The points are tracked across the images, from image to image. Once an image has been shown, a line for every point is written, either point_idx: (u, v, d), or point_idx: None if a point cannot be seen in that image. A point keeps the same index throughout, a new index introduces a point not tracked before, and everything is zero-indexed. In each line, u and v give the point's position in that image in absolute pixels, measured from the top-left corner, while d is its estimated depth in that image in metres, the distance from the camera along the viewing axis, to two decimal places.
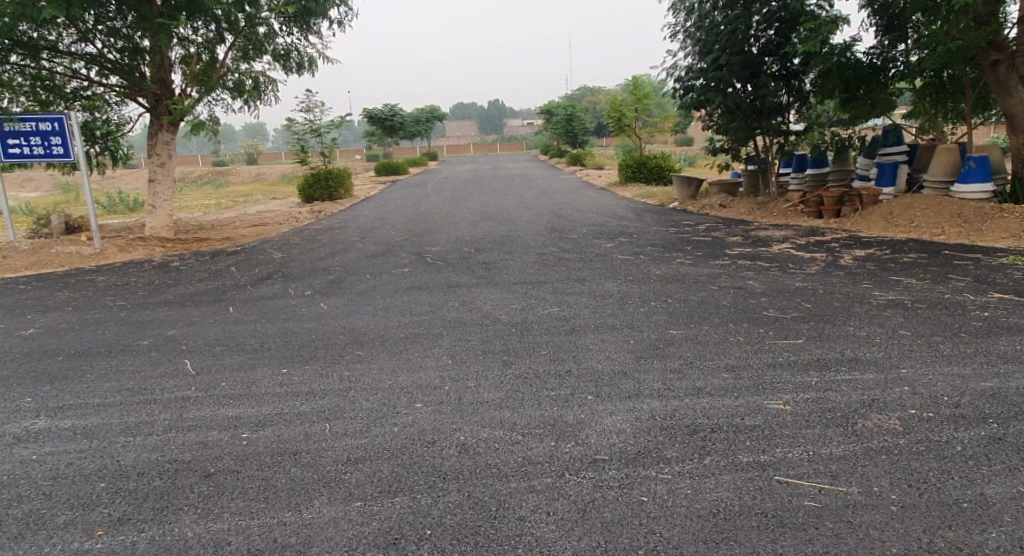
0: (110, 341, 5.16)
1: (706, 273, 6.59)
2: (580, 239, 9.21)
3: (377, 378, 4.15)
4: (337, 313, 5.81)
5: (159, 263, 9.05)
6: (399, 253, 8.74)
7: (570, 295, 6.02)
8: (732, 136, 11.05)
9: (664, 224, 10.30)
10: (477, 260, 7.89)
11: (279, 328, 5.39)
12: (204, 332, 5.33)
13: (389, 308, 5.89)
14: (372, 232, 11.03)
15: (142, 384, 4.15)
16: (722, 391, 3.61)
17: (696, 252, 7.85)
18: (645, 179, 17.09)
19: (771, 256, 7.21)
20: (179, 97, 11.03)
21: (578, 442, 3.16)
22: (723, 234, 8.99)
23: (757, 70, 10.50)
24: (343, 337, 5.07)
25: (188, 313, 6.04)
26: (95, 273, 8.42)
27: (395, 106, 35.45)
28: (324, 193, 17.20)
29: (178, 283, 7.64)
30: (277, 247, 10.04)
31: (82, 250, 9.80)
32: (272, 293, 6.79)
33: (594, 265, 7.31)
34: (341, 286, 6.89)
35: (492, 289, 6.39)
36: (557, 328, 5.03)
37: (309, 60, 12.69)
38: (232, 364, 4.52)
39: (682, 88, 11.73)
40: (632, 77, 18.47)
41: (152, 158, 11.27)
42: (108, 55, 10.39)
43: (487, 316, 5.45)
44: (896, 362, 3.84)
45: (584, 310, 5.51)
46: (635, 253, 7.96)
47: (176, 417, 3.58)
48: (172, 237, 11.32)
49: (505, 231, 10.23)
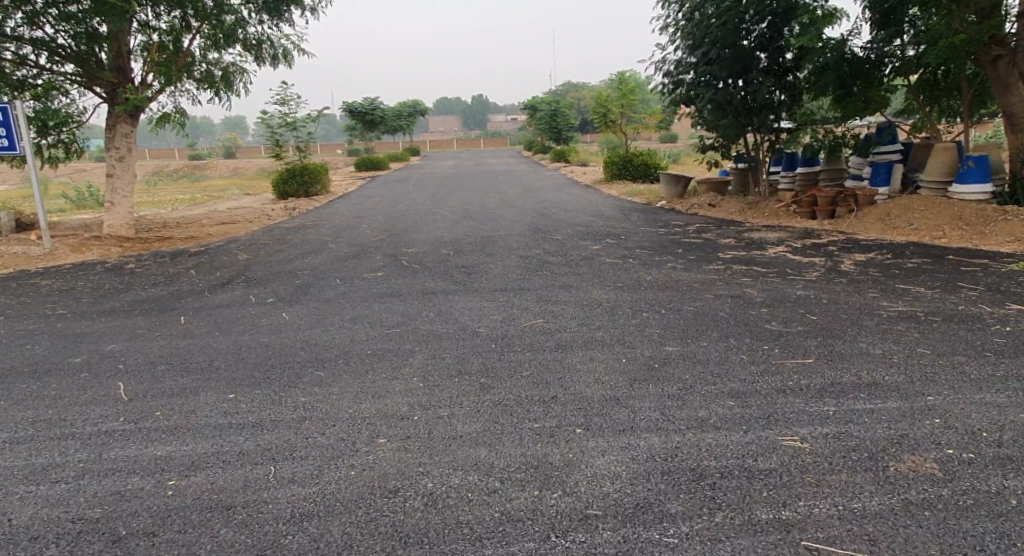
0: (40, 360, 4.63)
1: (700, 280, 6.15)
2: (565, 241, 8.74)
3: (336, 405, 3.65)
4: (300, 324, 5.30)
5: (113, 265, 8.47)
6: (373, 255, 8.22)
7: (555, 305, 5.56)
8: (722, 133, 10.64)
9: (652, 224, 9.88)
10: (455, 264, 7.41)
11: (234, 343, 4.87)
12: (147, 348, 4.81)
13: (358, 318, 5.38)
14: (346, 231, 10.48)
15: (62, 414, 3.63)
16: (728, 423, 3.15)
17: (687, 255, 7.42)
18: (631, 177, 16.67)
19: (767, 260, 6.80)
20: (139, 87, 10.40)
21: (567, 491, 2.70)
22: (714, 235, 8.57)
23: (749, 65, 10.09)
24: (304, 354, 4.56)
25: (133, 324, 5.51)
26: (41, 277, 7.84)
27: (376, 99, 34.69)
28: (299, 189, 16.55)
29: (130, 288, 7.08)
30: (244, 247, 9.48)
31: (30, 251, 9.24)
32: (230, 300, 6.25)
33: (581, 270, 6.84)
34: (307, 292, 6.37)
35: (470, 297, 5.91)
36: (542, 344, 4.57)
37: (283, 51, 12.08)
38: (172, 388, 4.00)
39: (670, 82, 11.32)
40: (618, 72, 18.04)
41: (110, 152, 10.63)
42: (61, 41, 9.77)
43: (464, 329, 4.97)
44: (921, 388, 3.39)
45: (570, 323, 5.04)
46: (623, 256, 7.52)
47: (93, 459, 3.08)
48: (131, 237, 10.68)
49: (487, 231, 9.74)
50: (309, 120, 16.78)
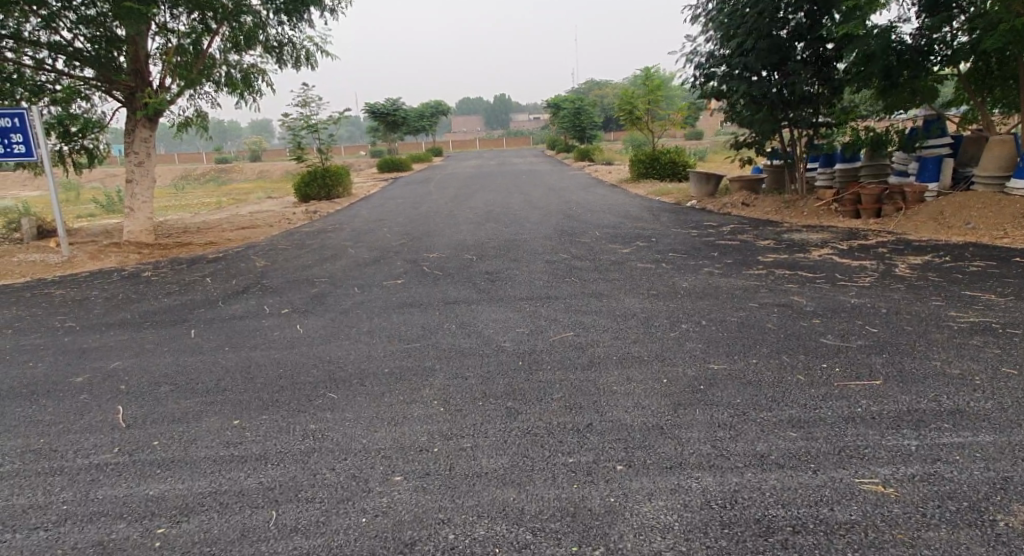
0: (41, 380, 4.41)
1: (741, 286, 5.71)
2: (593, 243, 8.34)
3: (349, 435, 3.30)
4: (313, 337, 4.98)
5: (129, 273, 8.28)
6: (393, 260, 7.91)
7: (585, 315, 5.17)
8: (757, 129, 10.14)
9: (684, 225, 9.45)
10: (479, 270, 7.05)
11: (244, 359, 4.58)
12: (151, 366, 4.55)
13: (375, 331, 5.05)
14: (366, 235, 10.19)
15: (53, 443, 3.41)
16: (793, 460, 2.72)
17: (724, 258, 6.98)
18: (658, 175, 16.19)
19: (812, 264, 6.33)
20: (157, 90, 10.22)
21: (611, 548, 2.36)
22: (750, 237, 8.12)
23: (786, 56, 9.58)
24: (317, 372, 4.22)
25: (140, 338, 5.26)
26: (56, 286, 7.68)
27: (399, 101, 34.48)
28: (319, 191, 16.33)
29: (143, 297, 6.85)
30: (261, 253, 9.24)
31: (47, 259, 9.11)
32: (243, 310, 5.98)
33: (611, 276, 6.45)
34: (323, 302, 6.07)
35: (495, 307, 5.55)
36: (573, 361, 4.19)
37: (304, 53, 11.84)
38: (174, 412, 3.72)
39: (702, 75, 10.85)
40: (644, 68, 17.54)
41: (129, 157, 10.45)
42: (79, 44, 9.61)
43: (488, 344, 4.60)
44: (1016, 418, 2.94)
45: (602, 336, 4.66)
46: (655, 260, 7.10)
47: (77, 501, 2.83)
48: (150, 243, 10.51)
49: (511, 234, 9.38)
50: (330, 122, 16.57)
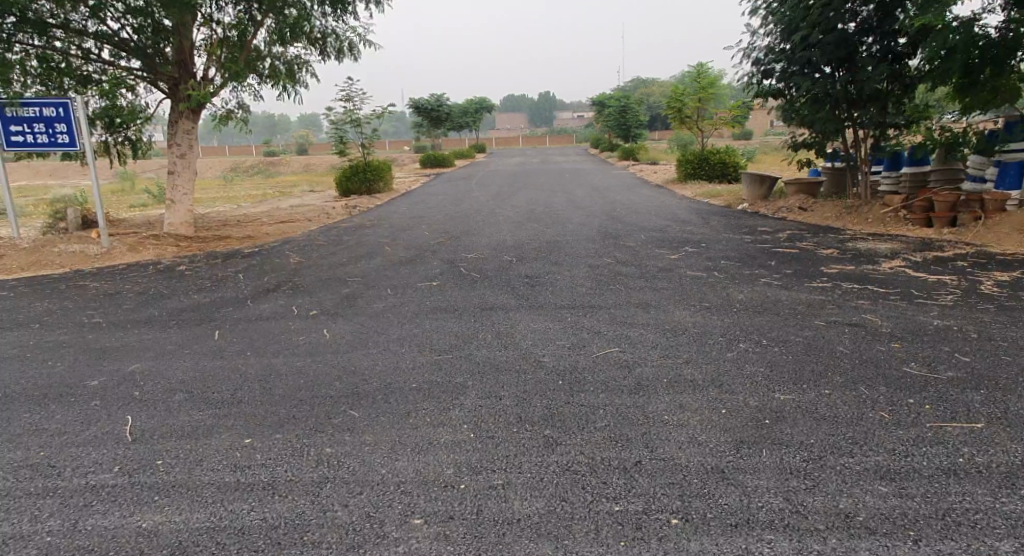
0: (56, 382, 4.21)
1: (805, 301, 5.22)
2: (639, 247, 7.88)
3: (367, 463, 2.99)
4: (340, 343, 4.69)
5: (164, 266, 8.15)
6: (429, 260, 7.59)
7: (631, 328, 4.76)
8: (818, 129, 9.51)
9: (736, 229, 8.92)
10: (518, 273, 6.67)
11: (265, 366, 4.30)
12: (170, 370, 4.31)
13: (404, 339, 4.71)
14: (404, 232, 9.92)
15: (54, 458, 3.16)
16: (887, 526, 2.38)
17: (783, 267, 6.46)
18: (707, 176, 15.55)
19: (883, 277, 5.78)
20: (200, 82, 10.12)
21: None
22: (811, 244, 7.56)
23: (853, 52, 8.94)
24: (341, 385, 3.91)
25: (163, 338, 5.04)
26: (91, 278, 7.57)
27: (443, 96, 34.24)
28: (360, 186, 16.17)
29: (174, 293, 6.67)
30: (297, 248, 9.04)
31: (88, 250, 9.03)
32: (272, 310, 5.72)
33: (659, 285, 6.00)
34: (354, 304, 5.77)
35: (534, 315, 5.17)
36: (619, 382, 3.79)
37: (348, 45, 11.60)
38: (185, 425, 3.44)
39: (759, 71, 10.25)
40: (696, 64, 16.87)
41: (172, 149, 10.38)
42: (125, 34, 9.54)
43: (525, 358, 4.22)
44: None
45: (651, 354, 4.23)
46: (707, 268, 6.62)
47: (63, 533, 2.56)
48: (190, 235, 10.43)
49: (552, 235, 8.97)
50: (372, 116, 16.37)
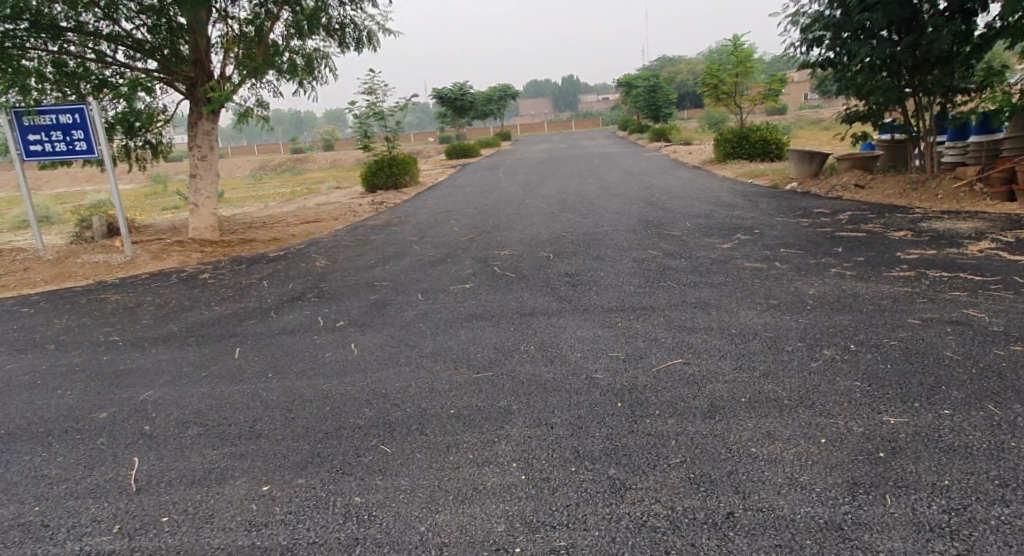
0: (61, 413, 3.81)
1: (889, 294, 4.62)
2: (687, 237, 7.29)
3: (404, 518, 2.57)
4: (370, 360, 4.24)
5: (188, 274, 7.79)
6: (462, 259, 7.13)
7: (691, 334, 4.22)
8: (878, 99, 8.76)
9: (790, 212, 8.25)
10: (558, 272, 6.15)
11: (288, 388, 3.86)
12: (185, 394, 3.89)
13: (440, 353, 4.24)
14: (434, 229, 9.47)
15: (47, 515, 2.76)
16: None
17: (852, 254, 5.84)
18: (747, 155, 14.79)
19: (974, 262, 5.14)
20: (219, 80, 9.71)
21: None
22: (878, 226, 6.89)
23: (916, 12, 8.16)
24: (372, 412, 3.45)
25: (180, 357, 4.62)
26: (112, 290, 7.22)
27: (465, 84, 33.69)
28: (387, 181, 15.76)
29: (195, 304, 6.28)
30: (325, 250, 8.64)
31: (111, 259, 8.73)
32: (295, 322, 5.29)
33: (717, 279, 5.43)
34: (384, 312, 5.32)
35: (580, 321, 4.66)
36: (689, 403, 3.25)
37: (367, 34, 11.11)
38: (196, 466, 3.02)
39: (809, 39, 9.49)
40: (732, 38, 16.04)
41: (193, 150, 10.04)
42: (140, 34, 9.14)
43: (576, 375, 3.71)
44: None
45: (721, 366, 3.68)
46: (767, 258, 6.02)
47: None
48: (216, 240, 10.12)
49: (590, 226, 8.41)
50: (397, 109, 15.91)
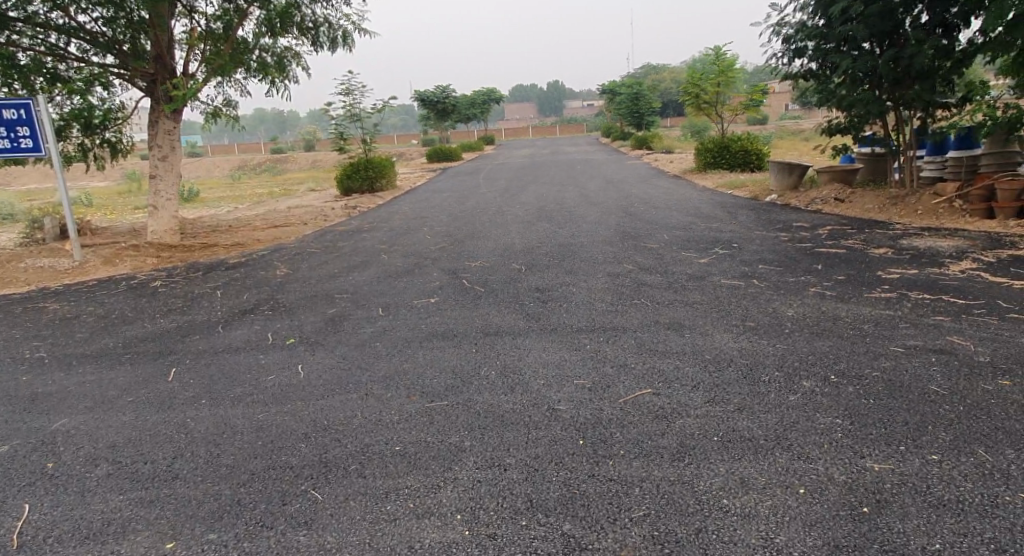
0: None
1: (872, 317, 4.37)
2: (664, 250, 7.01)
3: None
4: (317, 384, 3.90)
5: (138, 282, 7.37)
6: (430, 270, 6.79)
7: (664, 360, 3.93)
8: (859, 111, 8.57)
9: (769, 225, 8.02)
10: (528, 286, 5.83)
11: (218, 416, 3.51)
12: (102, 423, 3.52)
13: (392, 378, 3.91)
14: (405, 237, 9.12)
15: None
16: None
17: (832, 272, 5.60)
18: (727, 165, 14.60)
19: (959, 284, 4.91)
20: (181, 76, 9.28)
21: None
22: (859, 242, 6.67)
23: (899, 24, 7.98)
24: (308, 447, 3.11)
25: (109, 377, 4.25)
26: (55, 298, 6.79)
27: (449, 87, 33.33)
28: (362, 185, 15.36)
29: (139, 315, 5.88)
30: (287, 257, 8.26)
31: (57, 264, 8.27)
32: (243, 338, 4.93)
33: (692, 298, 5.15)
34: (339, 329, 4.98)
35: (546, 342, 4.36)
36: (658, 442, 2.95)
37: (342, 34, 10.74)
38: (95, 516, 2.68)
39: (791, 49, 9.30)
40: (714, 47, 15.89)
41: (152, 151, 9.59)
42: (94, 26, 8.65)
43: (537, 407, 3.39)
44: None
45: (693, 397, 3.39)
46: (745, 275, 5.76)
47: None
48: (174, 244, 9.66)
49: (565, 237, 8.11)
50: (373, 111, 15.52)
